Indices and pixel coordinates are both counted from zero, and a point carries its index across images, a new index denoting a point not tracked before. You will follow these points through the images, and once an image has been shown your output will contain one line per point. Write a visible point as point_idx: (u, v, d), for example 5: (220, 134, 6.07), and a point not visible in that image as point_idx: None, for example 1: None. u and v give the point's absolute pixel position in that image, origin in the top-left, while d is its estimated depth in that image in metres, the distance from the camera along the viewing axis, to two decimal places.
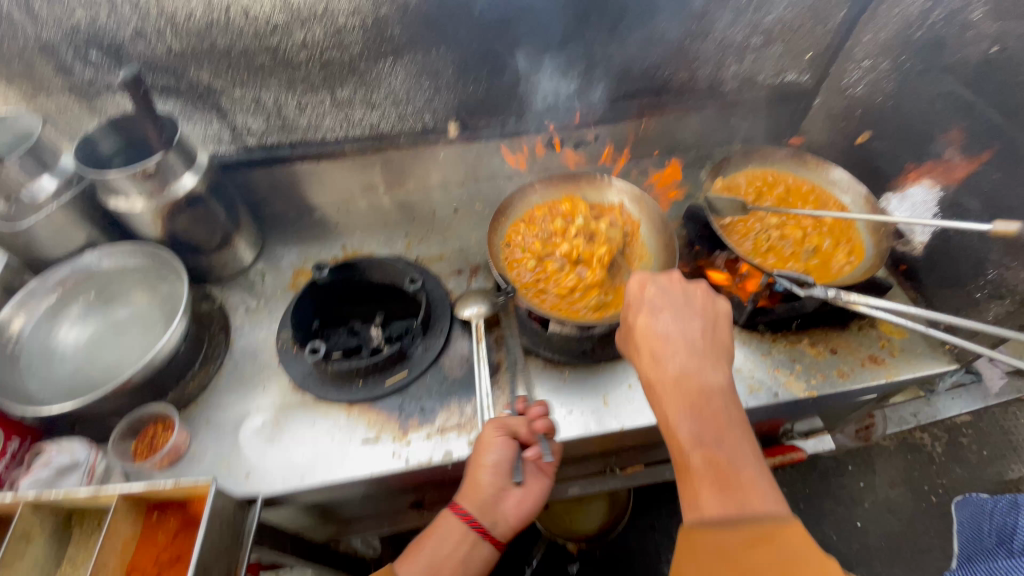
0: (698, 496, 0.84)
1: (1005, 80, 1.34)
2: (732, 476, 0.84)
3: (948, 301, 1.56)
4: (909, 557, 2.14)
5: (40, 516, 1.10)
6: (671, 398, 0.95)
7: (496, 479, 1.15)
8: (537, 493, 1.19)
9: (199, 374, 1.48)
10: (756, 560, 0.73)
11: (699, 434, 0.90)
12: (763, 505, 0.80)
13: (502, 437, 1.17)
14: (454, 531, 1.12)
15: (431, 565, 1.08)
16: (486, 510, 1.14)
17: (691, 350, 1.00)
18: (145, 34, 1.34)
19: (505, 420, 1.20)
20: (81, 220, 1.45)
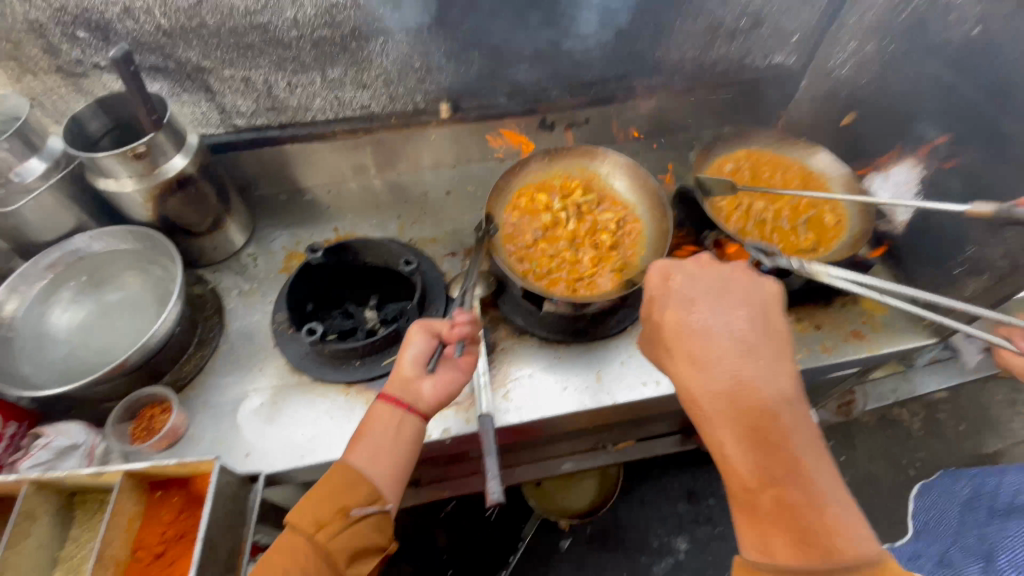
0: (772, 539, 0.85)
1: (986, 61, 1.37)
2: (805, 515, 0.85)
3: (928, 278, 1.62)
4: (887, 526, 2.23)
5: (43, 497, 1.12)
6: (722, 417, 0.95)
7: (417, 367, 1.18)
8: (451, 381, 1.20)
9: (194, 356, 1.48)
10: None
11: (760, 462, 0.90)
12: (853, 550, 0.81)
13: (420, 332, 1.20)
14: (381, 415, 1.13)
15: (371, 449, 1.09)
16: (408, 392, 1.16)
17: (746, 358, 0.98)
18: (133, 12, 1.32)
19: (428, 319, 1.23)
20: (70, 204, 1.44)
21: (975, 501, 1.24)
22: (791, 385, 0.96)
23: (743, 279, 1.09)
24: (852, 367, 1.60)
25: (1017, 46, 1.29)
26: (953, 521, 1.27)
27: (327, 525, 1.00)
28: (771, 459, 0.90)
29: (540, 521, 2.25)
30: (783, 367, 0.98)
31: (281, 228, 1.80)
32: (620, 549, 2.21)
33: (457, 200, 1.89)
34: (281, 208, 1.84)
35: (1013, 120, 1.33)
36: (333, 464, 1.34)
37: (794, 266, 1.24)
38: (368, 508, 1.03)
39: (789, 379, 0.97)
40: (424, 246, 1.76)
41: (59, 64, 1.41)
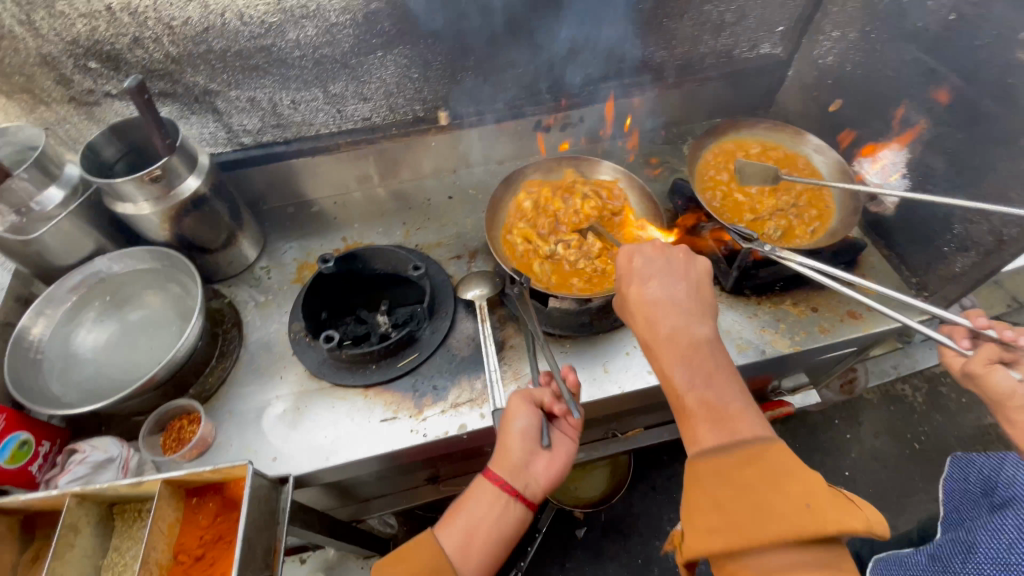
0: (697, 433, 0.88)
1: (965, 45, 1.42)
2: (727, 413, 0.88)
3: (919, 257, 1.67)
4: (895, 500, 2.29)
5: (85, 508, 1.17)
6: (666, 353, 0.99)
7: (526, 444, 1.15)
8: (563, 461, 1.18)
9: (217, 369, 1.54)
10: (754, 480, 0.78)
11: (691, 379, 0.94)
12: (756, 433, 0.86)
13: (526, 404, 1.18)
14: (486, 495, 1.10)
15: (465, 534, 1.05)
16: (516, 477, 1.12)
17: (681, 304, 1.04)
18: (143, 41, 1.37)
19: (530, 390, 1.22)
20: (89, 228, 1.50)
21: (978, 489, 1.22)
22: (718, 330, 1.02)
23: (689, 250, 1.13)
24: (849, 346, 1.65)
25: (992, 30, 1.35)
26: (961, 511, 1.26)
27: None
28: (698, 377, 0.94)
29: (555, 512, 2.31)
30: (711, 317, 1.03)
31: (290, 240, 1.86)
32: (634, 535, 2.27)
33: (459, 205, 1.94)
34: (289, 220, 1.90)
35: (991, 102, 1.38)
36: (356, 464, 1.40)
37: (767, 251, 1.39)
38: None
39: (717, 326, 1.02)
40: (430, 251, 1.82)
41: (72, 93, 1.46)
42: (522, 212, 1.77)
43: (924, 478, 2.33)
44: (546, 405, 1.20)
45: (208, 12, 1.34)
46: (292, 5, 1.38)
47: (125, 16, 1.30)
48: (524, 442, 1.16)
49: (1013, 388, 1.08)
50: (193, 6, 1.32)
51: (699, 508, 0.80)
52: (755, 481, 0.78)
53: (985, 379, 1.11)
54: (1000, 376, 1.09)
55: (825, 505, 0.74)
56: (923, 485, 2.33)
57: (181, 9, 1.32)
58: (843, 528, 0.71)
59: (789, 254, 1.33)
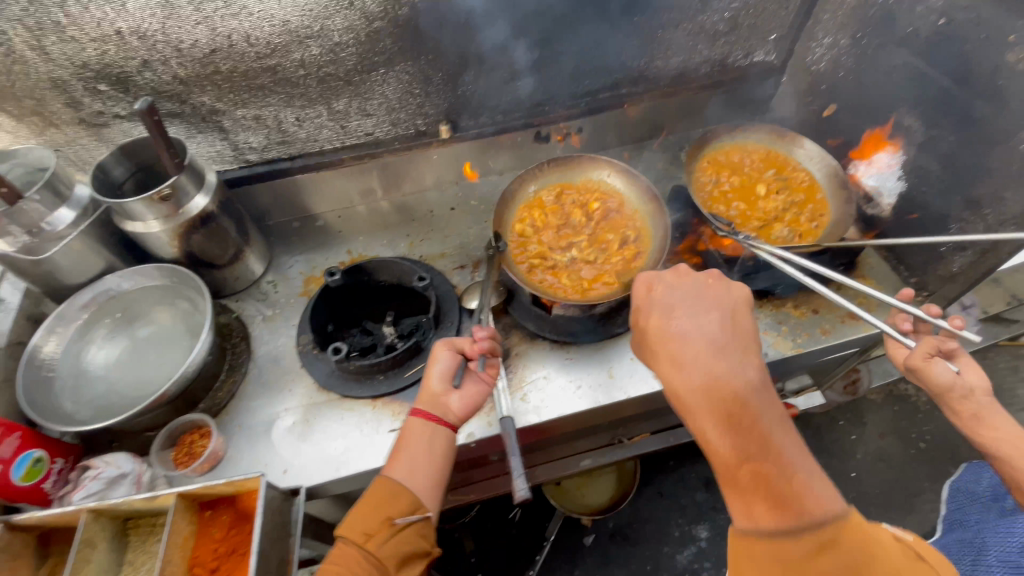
0: (753, 509, 0.89)
1: (955, 49, 1.45)
2: (784, 487, 0.89)
3: (917, 258, 1.69)
4: (902, 501, 2.29)
5: (100, 524, 1.19)
6: (705, 410, 0.97)
7: (445, 382, 1.25)
8: (478, 393, 1.28)
9: (226, 383, 1.56)
10: (825, 565, 0.82)
11: (742, 445, 0.93)
12: (820, 508, 0.87)
13: (446, 350, 1.27)
14: (413, 428, 1.20)
15: (407, 462, 1.16)
16: (436, 407, 1.23)
17: (713, 348, 1.03)
18: (152, 64, 1.40)
19: (450, 339, 1.31)
20: (99, 247, 1.52)
21: (989, 495, 1.40)
22: (759, 374, 1.00)
23: (715, 282, 1.14)
24: (851, 347, 1.67)
25: (981, 35, 1.38)
26: (967, 512, 1.44)
27: (376, 533, 1.06)
28: (746, 440, 0.93)
29: (563, 520, 2.32)
30: (750, 359, 1.02)
31: (296, 254, 1.88)
32: (642, 541, 2.28)
33: (461, 215, 1.97)
34: (295, 235, 1.93)
35: (983, 104, 1.41)
36: (366, 474, 1.41)
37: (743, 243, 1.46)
38: (412, 516, 1.09)
39: (757, 369, 1.01)
40: (434, 261, 1.84)
41: (81, 116, 1.49)
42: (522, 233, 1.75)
43: (930, 478, 2.34)
44: (466, 351, 1.29)
45: (216, 34, 1.37)
46: (297, 26, 1.41)
47: (134, 40, 1.34)
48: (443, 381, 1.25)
49: (953, 380, 1.23)
50: (201, 29, 1.36)
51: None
52: (826, 566, 0.82)
53: (924, 371, 1.25)
54: (942, 368, 1.24)
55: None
56: (930, 484, 2.34)
57: (189, 32, 1.36)
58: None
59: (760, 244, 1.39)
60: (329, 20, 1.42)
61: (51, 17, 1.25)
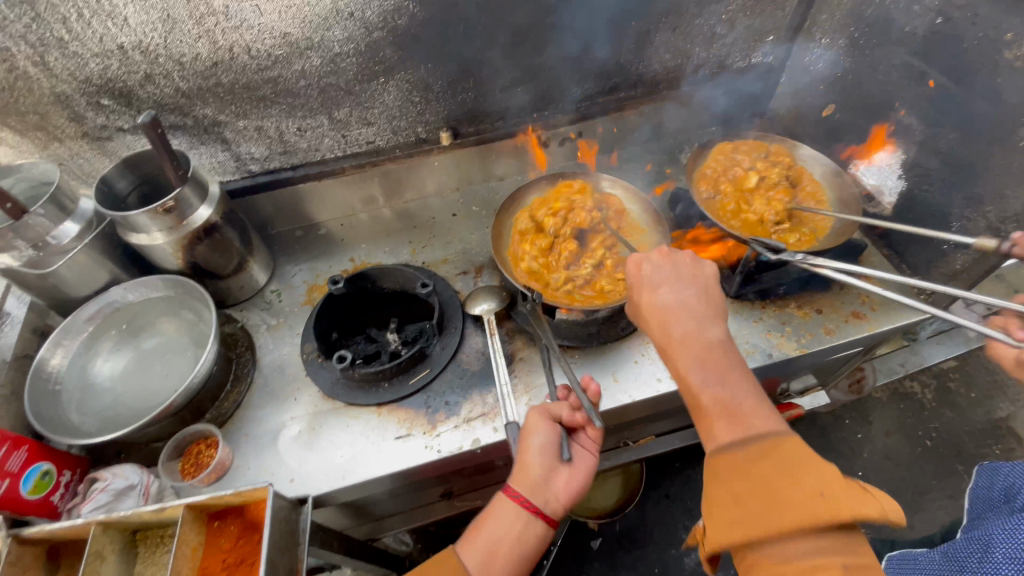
0: (713, 429, 0.90)
1: (953, 47, 1.46)
2: (740, 411, 0.90)
3: (920, 256, 1.69)
4: (911, 499, 2.28)
5: (109, 536, 1.19)
6: (679, 355, 1.01)
7: (544, 460, 1.16)
8: (580, 479, 1.18)
9: (232, 393, 1.56)
10: (767, 469, 0.79)
11: (706, 379, 0.96)
12: (768, 425, 0.87)
13: (544, 420, 1.20)
14: (508, 513, 1.11)
15: (487, 553, 1.06)
16: (537, 493, 1.13)
17: (687, 304, 1.06)
18: (154, 78, 1.41)
19: (546, 406, 1.23)
20: (104, 259, 1.53)
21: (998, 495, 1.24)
22: (727, 330, 1.03)
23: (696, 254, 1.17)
24: (856, 346, 1.67)
25: (979, 32, 1.38)
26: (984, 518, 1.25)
27: None
28: (711, 376, 0.96)
29: (569, 524, 2.31)
30: (720, 317, 1.05)
31: (299, 263, 1.89)
32: (650, 544, 2.27)
33: (463, 221, 1.98)
34: (298, 243, 1.94)
35: (982, 102, 1.41)
36: (372, 482, 1.41)
37: (796, 259, 1.28)
38: None
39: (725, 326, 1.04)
40: (436, 268, 1.85)
41: (85, 130, 1.50)
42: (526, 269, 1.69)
43: (938, 476, 2.33)
44: (564, 421, 1.22)
45: (217, 47, 1.38)
46: (297, 37, 1.42)
47: (136, 54, 1.35)
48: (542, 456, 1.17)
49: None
50: (203, 42, 1.37)
51: (718, 499, 0.81)
52: (768, 469, 0.79)
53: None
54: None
55: (838, 493, 0.74)
56: (937, 482, 2.33)
57: (191, 45, 1.37)
58: (853, 512, 0.72)
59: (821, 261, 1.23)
60: (329, 31, 1.43)
61: (54, 33, 1.26)
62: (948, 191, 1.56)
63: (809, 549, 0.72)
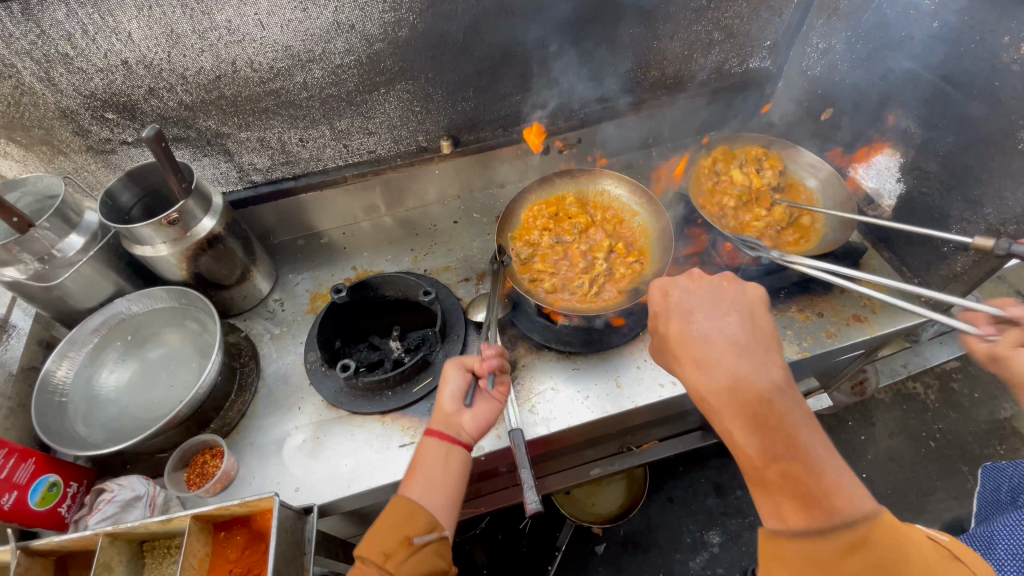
0: (781, 509, 0.83)
1: (949, 51, 1.47)
2: (813, 484, 0.82)
3: (920, 258, 1.69)
4: (915, 501, 2.27)
5: (116, 548, 1.20)
6: (729, 410, 0.93)
7: (457, 401, 1.23)
8: (490, 411, 1.26)
9: (237, 402, 1.57)
10: (855, 567, 0.75)
11: (767, 444, 0.87)
12: (851, 508, 0.79)
13: (456, 369, 1.26)
14: (429, 449, 1.17)
15: (425, 480, 1.12)
16: (451, 426, 1.21)
17: (734, 348, 0.98)
18: (158, 91, 1.42)
19: (461, 358, 1.30)
20: (108, 271, 1.54)
21: (1007, 497, 1.31)
22: (785, 374, 0.95)
23: (730, 285, 1.11)
24: (858, 349, 1.67)
25: (975, 37, 1.39)
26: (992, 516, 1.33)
27: (394, 554, 1.00)
28: (773, 438, 0.87)
29: (574, 528, 2.31)
30: (773, 359, 0.97)
31: (301, 272, 1.90)
32: (654, 548, 2.27)
33: (464, 228, 1.99)
34: (300, 252, 1.95)
35: (980, 106, 1.42)
36: (378, 490, 1.42)
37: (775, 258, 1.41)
38: (430, 535, 1.04)
39: (780, 368, 0.96)
40: (438, 275, 1.86)
41: (89, 143, 1.52)
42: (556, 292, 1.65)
43: (942, 477, 2.33)
44: (478, 369, 1.28)
45: (221, 61, 1.40)
46: (299, 49, 1.43)
47: (141, 69, 1.36)
48: (456, 400, 1.24)
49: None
50: (206, 56, 1.38)
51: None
52: (858, 567, 0.74)
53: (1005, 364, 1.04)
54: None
55: None
56: (941, 483, 2.33)
57: (194, 59, 1.38)
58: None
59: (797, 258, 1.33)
60: (331, 43, 1.44)
61: (59, 49, 1.27)
62: (947, 193, 1.56)
63: None
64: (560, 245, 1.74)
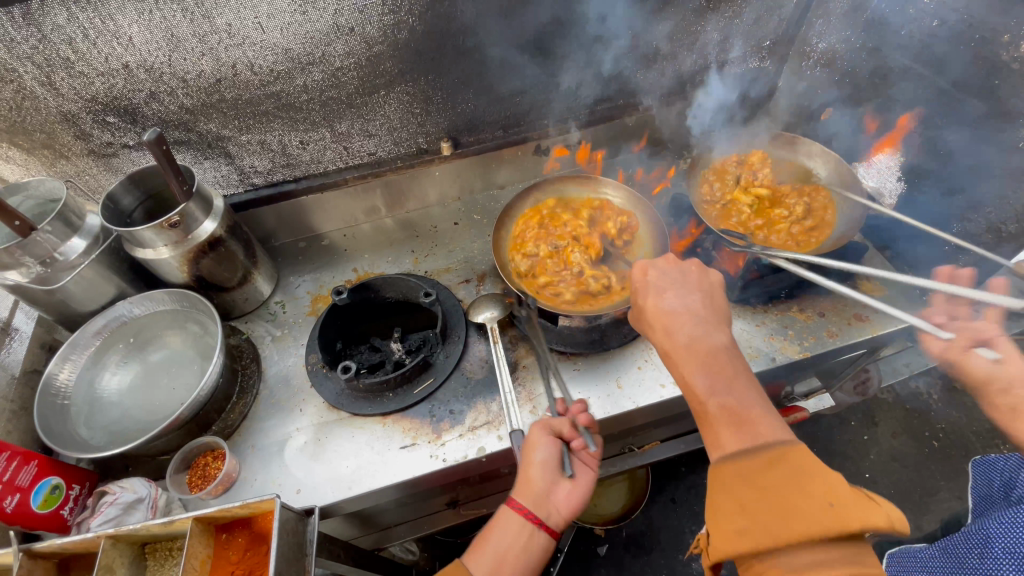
0: (718, 437, 0.88)
1: (950, 50, 1.47)
2: (747, 416, 0.89)
3: (921, 257, 1.69)
4: (918, 501, 2.26)
5: (118, 550, 1.20)
6: (685, 360, 1.00)
7: (548, 474, 1.16)
8: (582, 491, 1.18)
9: (238, 404, 1.57)
10: (775, 478, 0.78)
11: (712, 385, 0.95)
12: (775, 434, 0.85)
13: (546, 434, 1.21)
14: (511, 524, 1.11)
15: (496, 559, 1.06)
16: (540, 504, 1.13)
17: (693, 313, 1.07)
18: (159, 95, 1.43)
19: (548, 420, 1.25)
20: (110, 274, 1.54)
21: (1002, 493, 1.24)
22: (734, 341, 1.04)
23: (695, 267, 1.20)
24: (859, 349, 1.67)
25: (976, 35, 1.39)
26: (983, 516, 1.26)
27: None
28: (717, 380, 0.95)
29: (576, 529, 2.31)
30: (723, 325, 1.06)
31: (303, 273, 1.91)
32: (656, 549, 2.26)
33: (465, 230, 1.99)
34: (301, 254, 1.96)
35: (981, 104, 1.42)
36: (379, 492, 1.42)
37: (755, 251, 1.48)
38: None
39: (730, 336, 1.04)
40: (439, 276, 1.86)
41: (91, 147, 1.52)
42: (584, 296, 1.63)
43: (946, 477, 2.32)
44: (567, 435, 1.23)
45: (221, 64, 1.40)
46: (299, 53, 1.44)
47: (141, 73, 1.37)
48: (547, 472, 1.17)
49: (989, 373, 1.11)
50: (207, 60, 1.38)
51: (725, 509, 0.79)
52: (777, 477, 0.78)
53: (961, 366, 1.16)
54: (975, 359, 1.14)
55: (844, 501, 0.73)
56: (944, 483, 2.32)
57: (194, 63, 1.38)
58: (862, 523, 0.71)
59: (777, 253, 1.40)
60: (330, 46, 1.45)
61: (60, 53, 1.27)
62: (948, 192, 1.56)
63: (818, 562, 0.70)
64: (559, 247, 1.73)
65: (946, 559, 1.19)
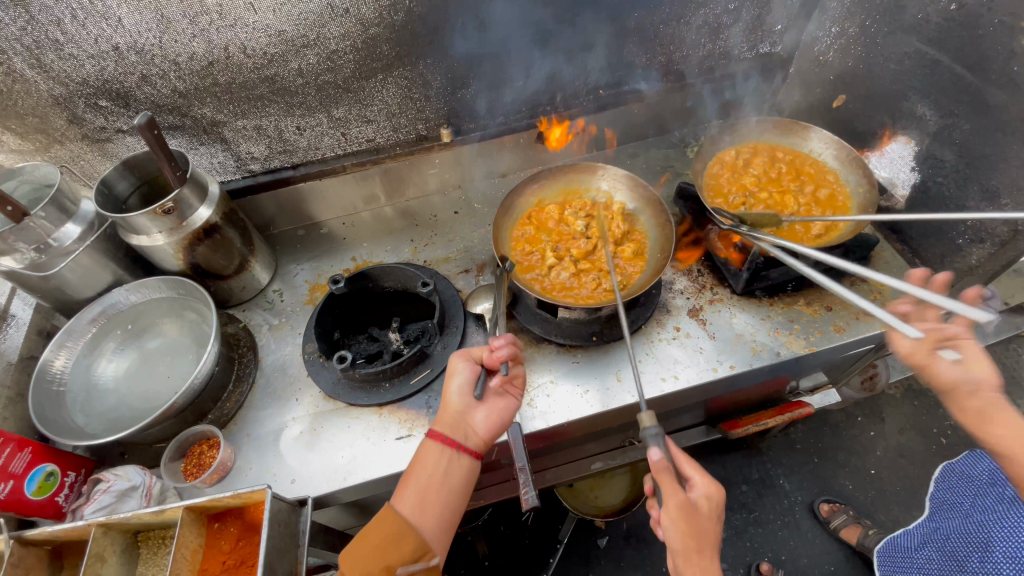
0: None
1: (967, 35, 1.41)
2: None
3: (934, 249, 1.64)
4: (924, 497, 2.23)
5: (110, 537, 1.20)
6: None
7: (463, 399, 1.25)
8: (501, 411, 1.29)
9: (234, 393, 1.56)
10: None
11: None
12: None
13: (465, 363, 1.29)
14: (430, 455, 1.19)
15: (418, 495, 1.15)
16: (458, 428, 1.23)
17: (700, 535, 1.05)
18: (151, 78, 1.40)
19: (469, 350, 1.32)
20: (105, 260, 1.52)
21: (986, 479, 1.40)
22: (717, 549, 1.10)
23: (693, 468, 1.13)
24: (868, 344, 1.63)
25: (993, 19, 1.34)
26: (963, 497, 1.45)
27: None
28: None
29: (576, 522, 2.30)
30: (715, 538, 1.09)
31: (300, 261, 1.89)
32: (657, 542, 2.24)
33: (465, 219, 1.96)
34: (300, 243, 1.93)
35: (997, 92, 1.37)
36: (373, 483, 1.40)
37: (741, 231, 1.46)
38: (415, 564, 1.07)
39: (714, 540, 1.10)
40: (438, 266, 1.83)
41: (84, 131, 1.50)
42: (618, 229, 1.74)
43: None
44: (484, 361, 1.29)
45: (213, 45, 1.37)
46: (293, 35, 1.41)
47: (132, 55, 1.34)
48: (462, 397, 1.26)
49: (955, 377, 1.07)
50: (199, 40, 1.35)
51: None
52: None
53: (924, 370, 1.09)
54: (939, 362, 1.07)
55: None
56: None
57: (186, 45, 1.35)
58: None
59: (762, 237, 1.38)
60: (325, 29, 1.42)
61: (49, 35, 1.25)
62: (962, 184, 1.51)
63: None
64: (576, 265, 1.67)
65: (936, 551, 1.42)
